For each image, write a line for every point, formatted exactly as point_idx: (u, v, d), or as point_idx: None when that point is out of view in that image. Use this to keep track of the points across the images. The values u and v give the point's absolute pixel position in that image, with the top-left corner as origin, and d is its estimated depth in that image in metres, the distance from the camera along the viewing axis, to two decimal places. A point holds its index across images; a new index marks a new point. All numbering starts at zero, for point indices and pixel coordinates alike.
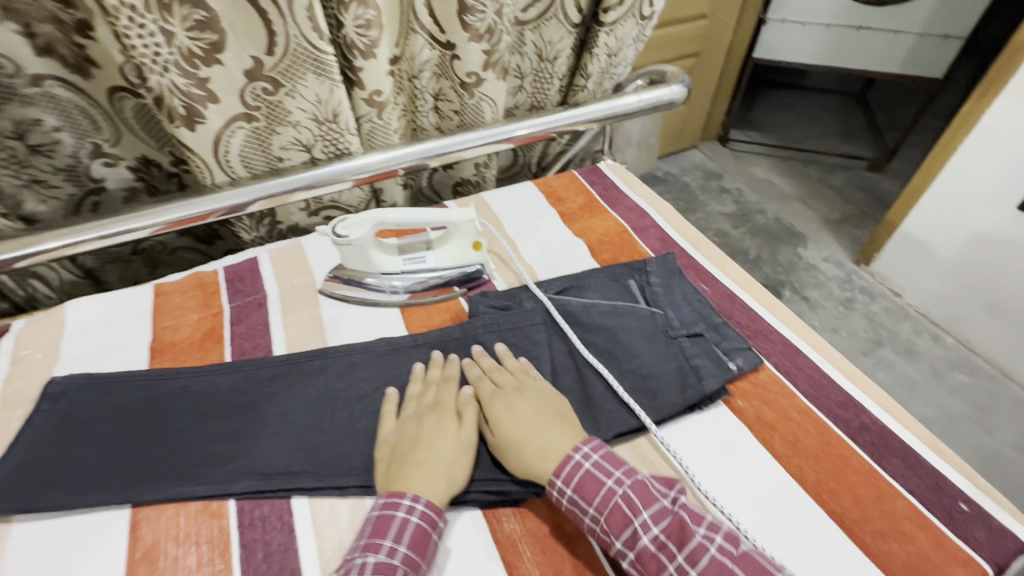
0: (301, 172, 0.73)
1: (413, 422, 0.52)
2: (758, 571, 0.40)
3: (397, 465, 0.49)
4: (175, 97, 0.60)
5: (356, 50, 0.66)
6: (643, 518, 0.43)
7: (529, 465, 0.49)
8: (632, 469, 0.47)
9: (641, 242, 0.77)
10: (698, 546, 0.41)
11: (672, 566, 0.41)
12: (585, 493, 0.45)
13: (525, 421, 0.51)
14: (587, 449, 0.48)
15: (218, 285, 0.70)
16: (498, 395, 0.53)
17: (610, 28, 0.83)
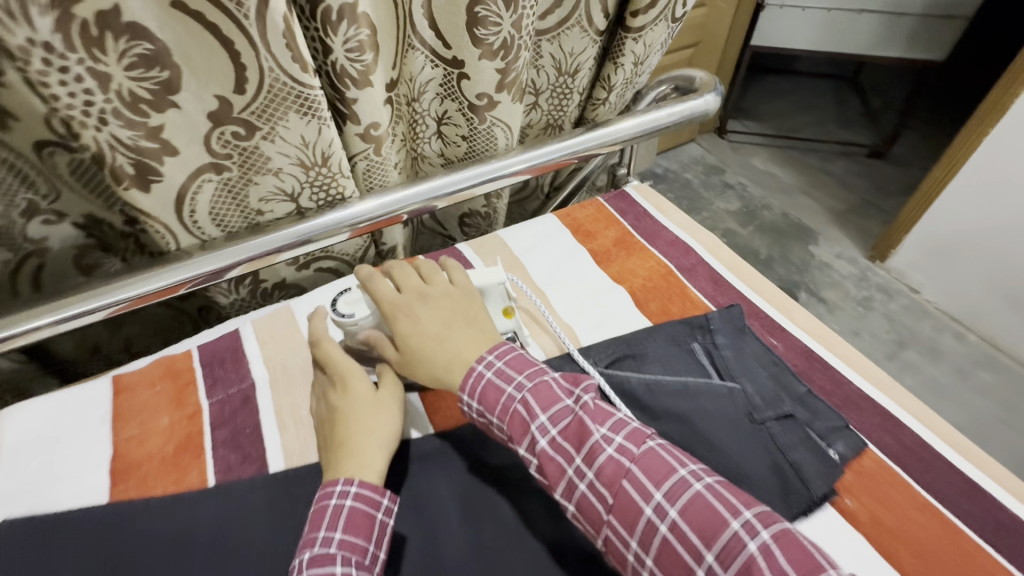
0: (286, 227, 0.60)
1: (325, 402, 0.51)
2: (658, 469, 0.40)
3: (328, 454, 0.47)
4: (118, 156, 0.47)
5: (347, 79, 0.53)
6: (541, 422, 0.43)
7: (438, 375, 0.49)
8: (537, 371, 0.47)
9: (691, 285, 0.66)
10: (596, 446, 0.41)
11: (572, 468, 0.41)
12: (488, 402, 0.46)
13: (432, 335, 0.50)
14: (491, 357, 0.48)
15: (194, 375, 0.57)
16: (406, 307, 0.51)
17: (638, 35, 0.71)
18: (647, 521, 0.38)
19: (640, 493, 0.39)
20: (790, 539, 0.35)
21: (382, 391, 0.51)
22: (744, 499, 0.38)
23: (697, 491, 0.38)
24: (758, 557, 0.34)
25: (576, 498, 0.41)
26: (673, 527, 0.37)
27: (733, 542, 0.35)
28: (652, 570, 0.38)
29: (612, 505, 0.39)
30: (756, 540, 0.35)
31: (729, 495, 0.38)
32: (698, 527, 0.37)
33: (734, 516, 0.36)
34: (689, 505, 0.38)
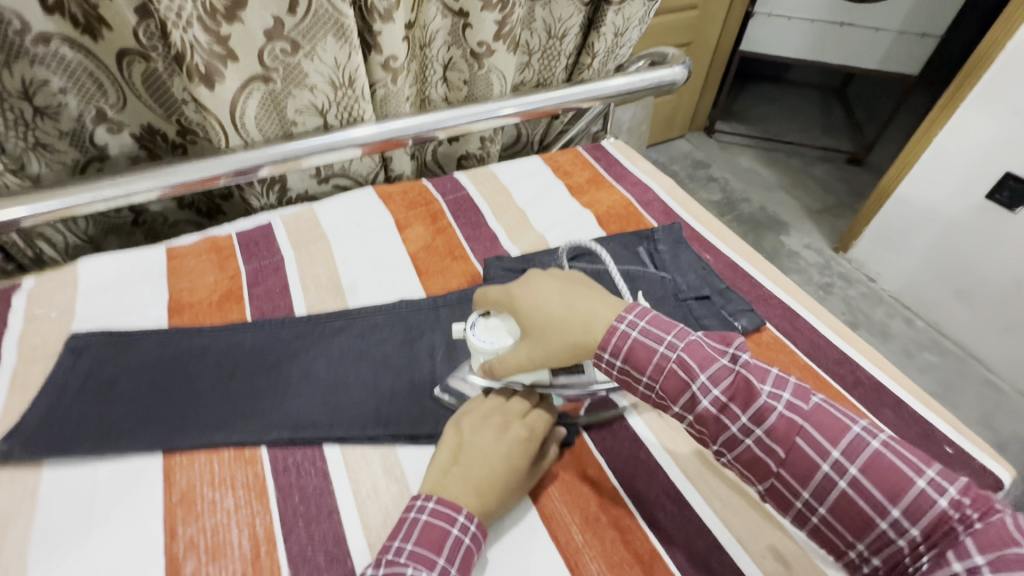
0: (315, 137, 0.73)
1: (490, 433, 0.48)
2: (831, 427, 0.40)
3: (455, 473, 0.46)
4: (196, 54, 0.59)
5: (375, 13, 0.66)
6: (700, 381, 0.42)
7: (569, 340, 0.45)
8: (683, 329, 0.45)
9: (646, 214, 0.80)
10: (766, 405, 0.41)
11: (736, 426, 0.41)
12: (638, 361, 0.44)
13: (556, 308, 0.46)
14: (632, 316, 0.45)
15: (233, 249, 0.70)
16: (522, 291, 0.48)
17: (618, 7, 0.85)
18: (824, 477, 0.39)
19: (819, 452, 0.39)
20: (976, 492, 0.36)
21: (531, 433, 0.49)
22: (922, 455, 0.38)
23: (876, 449, 0.39)
24: (949, 510, 0.35)
25: (740, 452, 0.42)
26: (856, 483, 0.38)
27: (920, 499, 0.36)
28: (823, 517, 0.40)
29: (785, 460, 0.40)
30: (947, 496, 0.36)
31: (909, 452, 0.39)
32: (880, 480, 0.38)
33: (919, 474, 0.37)
34: (870, 465, 0.38)
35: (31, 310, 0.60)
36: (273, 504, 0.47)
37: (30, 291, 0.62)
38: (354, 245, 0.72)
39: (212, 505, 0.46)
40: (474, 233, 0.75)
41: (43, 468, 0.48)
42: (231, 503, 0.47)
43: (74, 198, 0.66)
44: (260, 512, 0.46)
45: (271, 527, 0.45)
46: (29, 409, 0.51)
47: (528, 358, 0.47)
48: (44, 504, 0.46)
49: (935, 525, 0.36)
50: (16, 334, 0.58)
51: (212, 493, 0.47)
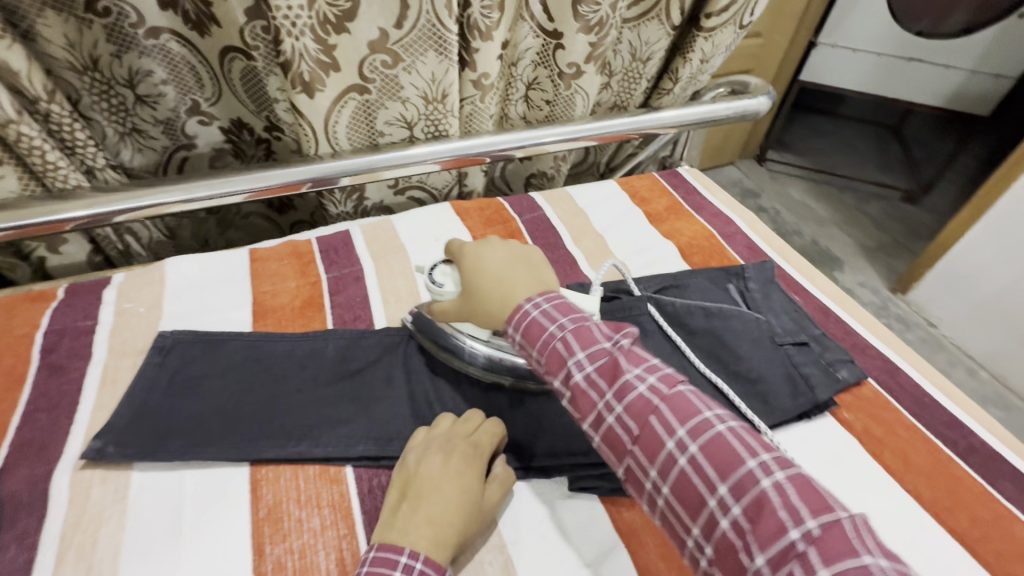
0: (401, 149, 0.73)
1: (435, 458, 0.46)
2: (686, 409, 0.38)
3: (405, 508, 0.43)
4: (304, 62, 0.59)
5: (477, 31, 0.65)
6: (578, 358, 0.42)
7: (493, 311, 0.49)
8: (581, 316, 0.45)
9: (729, 247, 0.77)
10: (628, 382, 0.40)
11: (602, 402, 0.40)
12: (531, 336, 0.45)
13: (493, 276, 0.50)
14: (540, 300, 0.46)
15: (314, 255, 0.69)
16: (473, 249, 0.52)
17: (709, 34, 0.83)
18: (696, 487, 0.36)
19: (666, 430, 0.38)
20: (805, 484, 0.33)
21: (476, 448, 0.48)
22: (764, 444, 0.36)
23: (720, 433, 0.37)
24: (772, 494, 0.33)
25: (604, 429, 0.40)
26: (695, 465, 0.36)
27: (747, 478, 0.34)
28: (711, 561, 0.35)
29: (637, 437, 0.39)
30: (772, 481, 0.33)
31: (750, 437, 0.37)
32: (714, 456, 0.36)
33: (750, 457, 0.35)
34: (711, 445, 0.36)
35: (121, 304, 0.61)
36: (360, 528, 0.45)
37: (119, 285, 0.63)
38: (433, 259, 0.71)
39: (299, 524, 0.45)
40: (553, 255, 0.74)
41: (132, 469, 0.47)
42: (318, 523, 0.45)
43: (163, 197, 0.65)
44: (347, 535, 0.45)
45: (358, 554, 0.44)
46: (119, 405, 0.52)
47: (460, 310, 0.51)
48: (134, 507, 0.45)
49: (758, 511, 0.33)
50: (106, 328, 0.58)
51: (299, 511, 0.46)
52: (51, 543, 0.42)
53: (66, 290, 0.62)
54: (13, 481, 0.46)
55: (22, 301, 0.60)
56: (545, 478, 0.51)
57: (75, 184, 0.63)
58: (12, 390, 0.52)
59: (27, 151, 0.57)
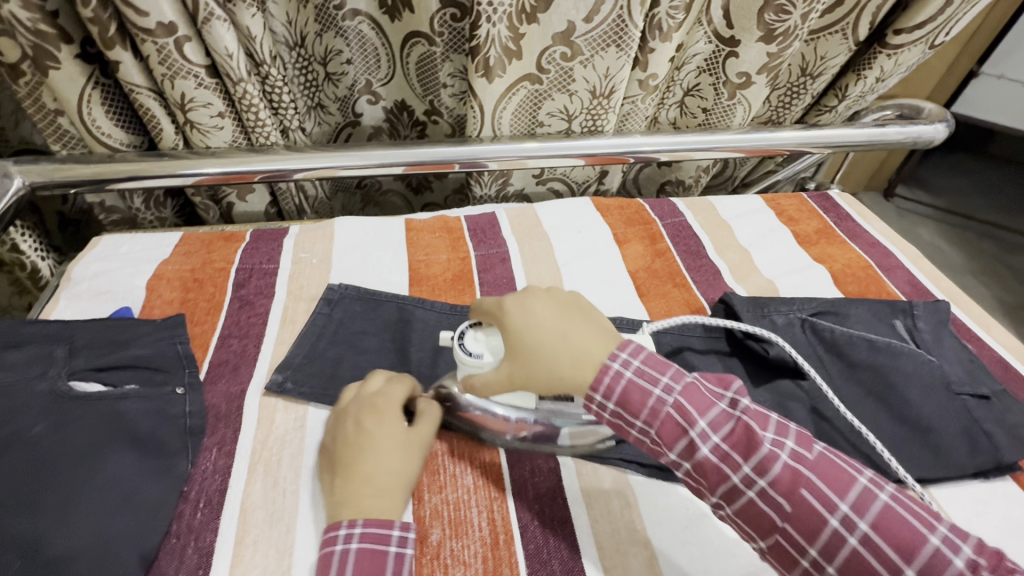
0: (557, 138, 0.74)
1: (353, 422, 0.46)
2: (836, 476, 0.37)
3: (336, 478, 0.44)
4: (493, 48, 0.62)
5: (658, 31, 0.65)
6: (701, 428, 0.39)
7: (558, 371, 0.42)
8: (679, 370, 0.41)
9: (889, 282, 0.71)
10: (769, 454, 0.37)
11: (737, 477, 0.38)
12: (628, 402, 0.41)
13: (546, 334, 0.43)
14: (625, 354, 0.42)
15: (463, 233, 0.73)
16: (516, 300, 0.47)
17: (893, 52, 0.78)
18: (834, 531, 0.35)
19: (823, 503, 0.36)
20: (989, 552, 0.34)
21: (385, 398, 0.48)
22: (858, 470, 0.38)
23: (820, 453, 0.38)
24: (967, 569, 0.33)
25: (697, 463, 0.39)
26: (810, 487, 0.37)
27: (865, 494, 0.36)
28: None
29: (789, 514, 0.36)
30: (961, 556, 0.34)
31: (914, 503, 0.36)
32: (826, 479, 0.37)
33: (931, 530, 0.35)
34: (880, 517, 0.35)
35: (298, 254, 0.67)
36: (507, 493, 0.49)
37: (296, 237, 0.69)
38: (575, 251, 0.73)
39: (453, 478, 0.49)
40: (695, 264, 0.73)
41: (309, 404, 0.52)
42: (471, 480, 0.49)
43: (338, 162, 0.70)
44: (496, 497, 0.48)
45: (510, 518, 0.47)
46: (296, 342, 0.57)
47: (507, 376, 0.45)
48: (311, 434, 0.50)
49: None
50: (286, 273, 0.65)
51: (453, 466, 0.50)
52: (244, 454, 0.48)
53: (252, 235, 0.69)
54: (214, 394, 0.52)
55: (219, 239, 0.68)
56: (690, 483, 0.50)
57: (273, 142, 0.70)
58: (212, 315, 0.59)
59: (246, 107, 0.64)
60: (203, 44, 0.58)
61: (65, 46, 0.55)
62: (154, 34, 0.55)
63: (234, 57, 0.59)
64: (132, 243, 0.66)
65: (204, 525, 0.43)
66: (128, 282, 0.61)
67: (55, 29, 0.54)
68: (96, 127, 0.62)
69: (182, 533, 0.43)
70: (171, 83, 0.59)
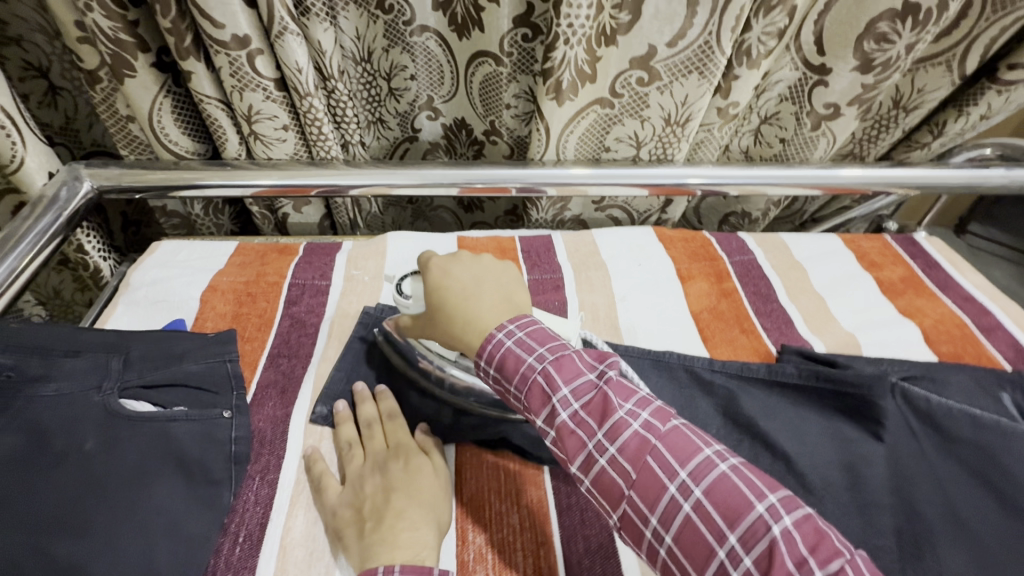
0: (623, 165, 0.70)
1: (374, 466, 0.45)
2: (682, 446, 0.35)
3: (368, 522, 0.41)
4: (567, 71, 0.59)
5: (745, 58, 0.60)
6: (563, 395, 0.38)
7: (458, 334, 0.44)
8: (561, 344, 0.41)
9: (989, 344, 0.64)
10: (620, 421, 0.36)
11: (591, 442, 0.36)
12: (506, 370, 0.41)
13: (457, 293, 0.45)
14: (512, 326, 0.42)
15: (518, 257, 0.70)
16: (441, 261, 0.47)
17: (1004, 88, 0.70)
18: (671, 500, 0.33)
19: (663, 470, 0.34)
20: (813, 528, 0.31)
21: (402, 442, 0.47)
22: (769, 482, 0.33)
23: (722, 472, 0.33)
24: (781, 543, 0.30)
25: (557, 427, 0.37)
26: (699, 507, 0.33)
27: (757, 524, 0.31)
28: (671, 548, 0.33)
29: (635, 481, 0.34)
30: (781, 526, 0.31)
31: (754, 476, 0.33)
32: (673, 448, 0.35)
33: (758, 498, 0.32)
34: (715, 486, 0.33)
35: (350, 271, 0.65)
36: (557, 539, 0.45)
37: (349, 252, 0.68)
38: (635, 285, 0.69)
39: (499, 516, 0.46)
40: (765, 308, 0.67)
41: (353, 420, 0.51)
42: (517, 520, 0.46)
43: (395, 180, 0.68)
44: (544, 542, 0.45)
45: (557, 566, 0.43)
46: (345, 367, 0.55)
47: (423, 322, 0.48)
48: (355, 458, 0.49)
49: (767, 558, 0.30)
50: (337, 291, 0.63)
51: (499, 504, 0.47)
52: (286, 486, 0.46)
53: (306, 248, 0.68)
54: (259, 418, 0.51)
55: (273, 251, 0.67)
56: None
57: (333, 156, 0.69)
58: (262, 332, 0.58)
59: (310, 120, 0.63)
60: (275, 57, 0.57)
61: (142, 55, 0.55)
62: (227, 46, 0.54)
63: (303, 72, 0.58)
64: (189, 250, 0.66)
65: (242, 562, 0.42)
66: (184, 292, 0.60)
67: (133, 38, 0.54)
68: (165, 135, 0.63)
69: (220, 569, 0.41)
70: (240, 95, 0.59)
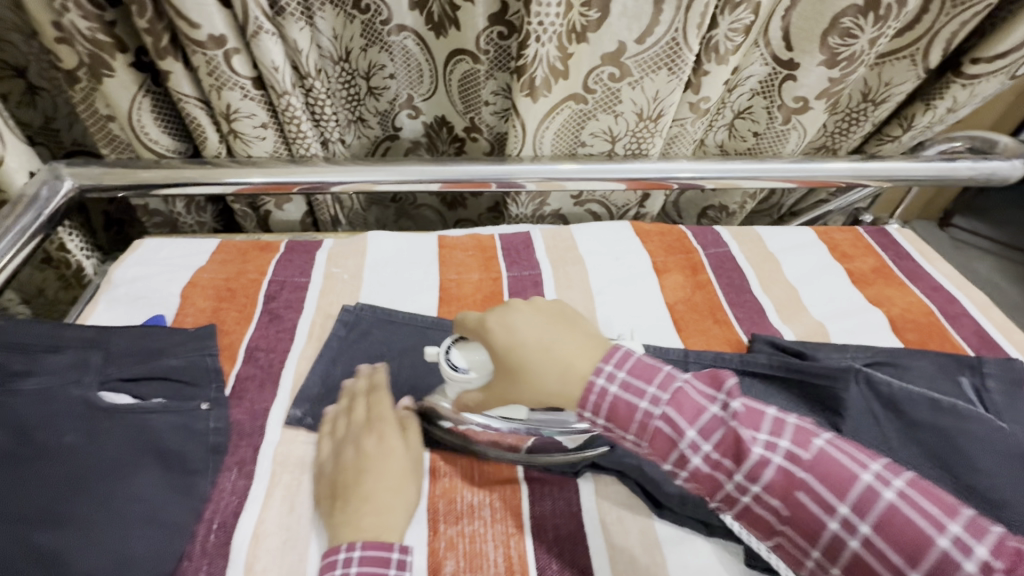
0: (599, 161, 0.72)
1: (347, 446, 0.47)
2: (777, 430, 0.38)
3: (338, 501, 0.43)
4: (539, 67, 0.60)
5: (714, 54, 0.62)
6: (653, 406, 0.39)
7: (548, 392, 0.41)
8: (627, 351, 0.41)
9: (954, 332, 0.66)
10: (713, 420, 0.38)
11: (687, 445, 0.38)
12: (617, 417, 0.40)
13: (531, 347, 0.41)
14: (609, 367, 0.40)
15: (496, 252, 0.72)
16: (498, 321, 0.43)
17: (969, 81, 0.72)
18: (778, 482, 0.36)
19: (765, 457, 0.37)
20: (918, 485, 0.35)
21: (379, 420, 0.49)
22: (863, 450, 0.37)
23: (823, 449, 0.36)
24: (898, 503, 0.34)
25: (653, 438, 0.39)
26: (809, 488, 0.36)
27: (866, 491, 0.34)
28: (790, 528, 0.37)
29: (740, 474, 0.37)
30: (891, 488, 0.34)
31: (851, 447, 0.37)
32: (772, 437, 0.37)
33: (863, 468, 0.35)
34: (819, 463, 0.36)
35: (330, 268, 0.66)
36: (528, 532, 0.46)
37: (329, 249, 0.69)
38: (611, 278, 0.70)
39: (471, 509, 0.47)
40: (738, 299, 0.69)
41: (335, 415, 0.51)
42: (488, 513, 0.47)
43: (373, 177, 0.69)
44: (515, 535, 0.46)
45: (527, 557, 0.44)
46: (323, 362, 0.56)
47: (501, 393, 0.44)
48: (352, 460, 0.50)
49: (889, 523, 0.33)
50: (317, 288, 0.64)
51: (471, 497, 0.48)
52: (263, 476, 0.47)
53: (287, 246, 0.69)
54: (238, 410, 0.52)
55: (254, 248, 0.68)
56: (723, 540, 0.46)
57: (313, 154, 0.70)
58: (241, 326, 0.59)
59: (288, 119, 0.64)
60: (251, 56, 0.58)
61: (120, 55, 0.56)
62: (204, 46, 0.55)
63: (280, 70, 0.59)
64: (171, 248, 0.66)
65: (217, 549, 0.43)
66: (164, 289, 0.61)
67: (110, 38, 0.55)
68: (145, 134, 0.63)
69: (196, 555, 0.42)
70: (218, 93, 0.60)
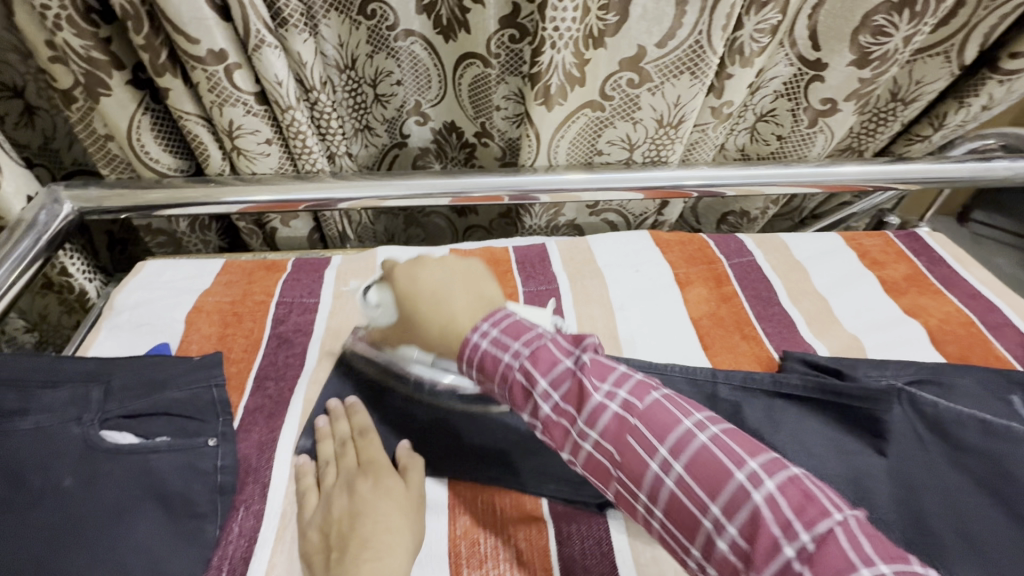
0: (616, 169, 0.69)
1: (341, 491, 0.44)
2: (663, 421, 0.34)
3: (335, 552, 0.39)
4: (555, 75, 0.57)
5: (738, 56, 0.59)
6: (541, 387, 0.36)
7: (431, 339, 0.42)
8: (535, 332, 0.38)
9: (997, 343, 0.62)
10: (598, 406, 0.34)
11: (574, 430, 0.35)
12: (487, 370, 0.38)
13: (427, 292, 0.43)
14: (485, 325, 0.39)
15: (511, 266, 0.69)
16: (406, 269, 0.45)
17: (1006, 78, 0.68)
18: (653, 479, 0.33)
19: (645, 450, 0.33)
20: (798, 493, 0.29)
21: (372, 463, 0.46)
22: (751, 446, 0.32)
23: (701, 444, 0.32)
24: (765, 510, 0.29)
25: (541, 419, 0.36)
26: (681, 484, 0.32)
27: (736, 493, 0.30)
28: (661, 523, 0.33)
29: (619, 463, 0.34)
30: (763, 492, 0.30)
31: (734, 443, 0.32)
32: (652, 425, 0.33)
33: (738, 466, 0.31)
34: (696, 460, 0.32)
35: (340, 287, 0.64)
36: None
37: (338, 267, 0.66)
38: (631, 292, 0.67)
39: (494, 550, 0.44)
40: (766, 311, 0.66)
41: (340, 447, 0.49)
42: (513, 555, 0.44)
43: (382, 191, 0.66)
44: None
45: None
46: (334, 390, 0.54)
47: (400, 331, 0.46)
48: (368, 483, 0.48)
49: (753, 528, 0.29)
50: (327, 309, 0.62)
51: (494, 537, 0.45)
52: (274, 517, 0.45)
53: (294, 264, 0.66)
54: (246, 445, 0.49)
55: (260, 268, 0.65)
56: None
57: (319, 168, 0.67)
58: (248, 353, 0.56)
59: (293, 134, 0.62)
60: (253, 70, 0.56)
61: (117, 73, 0.54)
62: (203, 62, 0.52)
63: (284, 84, 0.57)
64: (175, 270, 0.64)
65: None
66: (167, 315, 0.59)
67: (106, 56, 0.52)
68: (145, 153, 0.61)
69: None
70: (220, 110, 0.57)
